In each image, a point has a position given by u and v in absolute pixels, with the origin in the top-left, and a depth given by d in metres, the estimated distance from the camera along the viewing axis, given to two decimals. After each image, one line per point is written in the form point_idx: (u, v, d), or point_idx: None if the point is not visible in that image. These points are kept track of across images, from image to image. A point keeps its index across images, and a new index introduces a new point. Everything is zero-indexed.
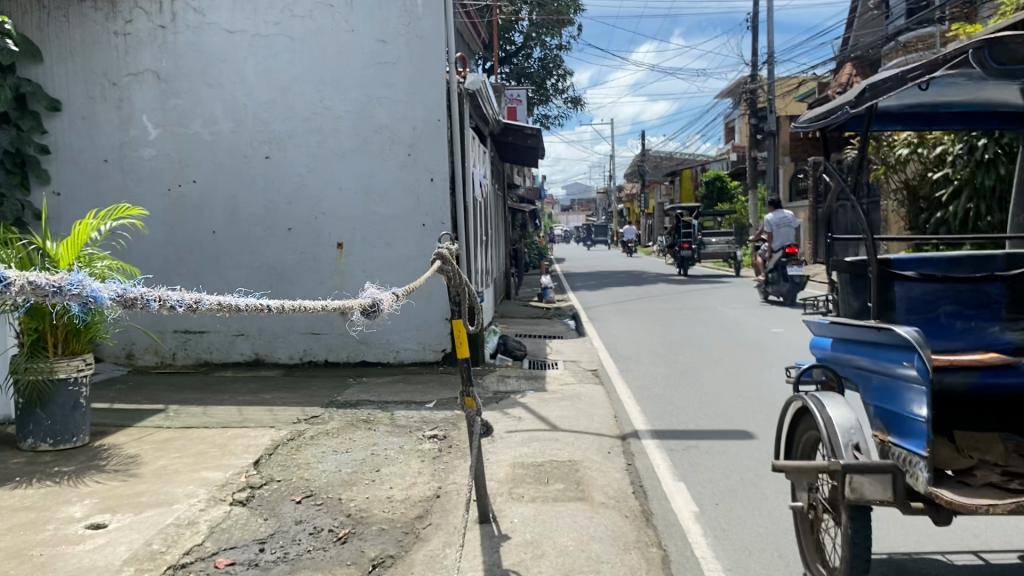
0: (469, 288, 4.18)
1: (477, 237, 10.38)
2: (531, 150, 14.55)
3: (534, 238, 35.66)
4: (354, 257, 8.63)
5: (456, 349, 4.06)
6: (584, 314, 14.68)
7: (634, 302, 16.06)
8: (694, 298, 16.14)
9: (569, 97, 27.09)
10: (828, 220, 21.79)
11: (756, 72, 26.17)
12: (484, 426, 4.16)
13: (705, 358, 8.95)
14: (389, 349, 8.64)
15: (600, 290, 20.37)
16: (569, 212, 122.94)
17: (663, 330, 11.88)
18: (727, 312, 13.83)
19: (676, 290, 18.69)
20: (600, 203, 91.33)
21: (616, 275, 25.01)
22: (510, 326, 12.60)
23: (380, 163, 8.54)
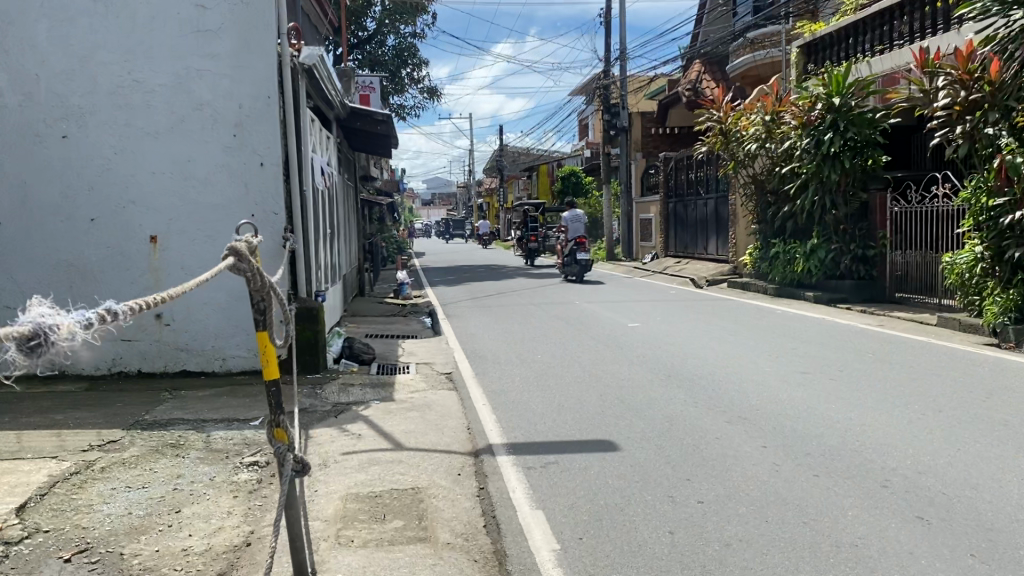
0: (277, 295, 3.44)
1: (318, 230, 9.49)
2: (381, 138, 13.65)
3: (390, 233, 34.60)
4: (171, 252, 7.56)
5: (262, 371, 3.29)
6: (440, 311, 13.94)
7: (491, 298, 15.47)
8: (552, 293, 15.74)
9: (424, 87, 26.19)
10: (680, 214, 21.93)
11: (610, 66, 26.16)
12: (300, 462, 3.43)
13: (564, 358, 8.43)
14: (213, 355, 7.66)
15: (457, 286, 19.71)
16: (428, 206, 121.92)
17: (520, 327, 11.33)
18: (585, 308, 13.48)
19: (535, 285, 18.29)
20: (458, 198, 90.88)
21: (473, 270, 24.43)
22: (359, 326, 11.70)
23: (201, 146, 7.54)
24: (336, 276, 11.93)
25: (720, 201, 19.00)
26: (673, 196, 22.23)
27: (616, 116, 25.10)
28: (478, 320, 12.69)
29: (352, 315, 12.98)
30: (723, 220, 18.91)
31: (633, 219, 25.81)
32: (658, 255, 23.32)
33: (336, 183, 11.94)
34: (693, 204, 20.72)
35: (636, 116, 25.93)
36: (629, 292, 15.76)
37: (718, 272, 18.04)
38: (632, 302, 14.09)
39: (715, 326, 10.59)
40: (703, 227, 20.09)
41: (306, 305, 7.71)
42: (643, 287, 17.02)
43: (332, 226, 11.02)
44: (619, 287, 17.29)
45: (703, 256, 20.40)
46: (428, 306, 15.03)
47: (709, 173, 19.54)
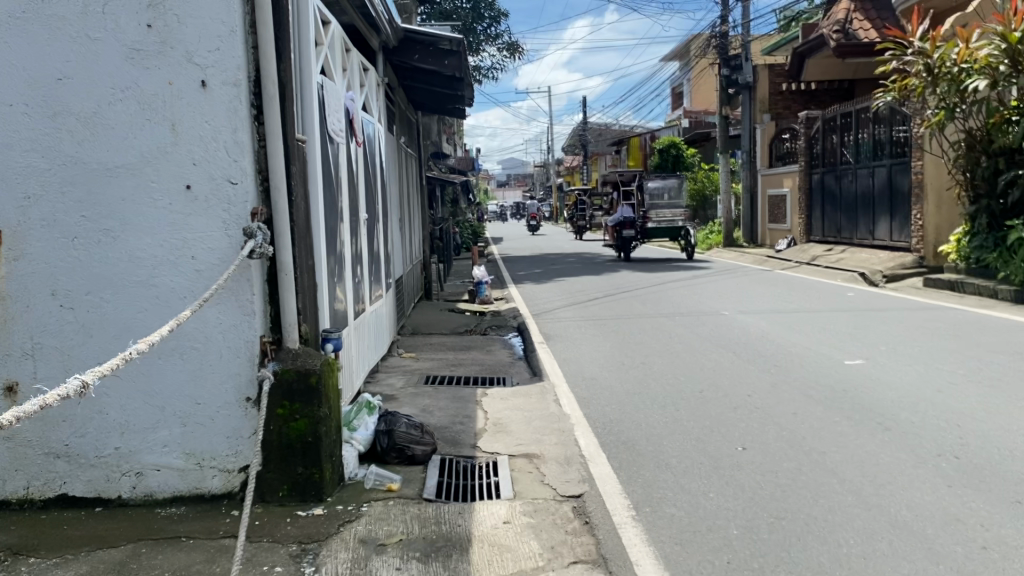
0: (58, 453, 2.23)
1: (346, 211, 5.69)
2: (450, 83, 9.81)
3: (466, 216, 30.98)
4: (28, 263, 3.79)
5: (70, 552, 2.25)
6: (535, 323, 10.02)
7: (601, 303, 11.46)
8: (683, 296, 11.69)
9: (505, 45, 22.19)
10: (826, 187, 17.52)
11: (728, 12, 21.70)
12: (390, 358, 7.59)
13: (794, 462, 4.42)
14: (123, 464, 3.89)
15: (548, 281, 15.78)
16: (506, 189, 118.65)
17: (662, 359, 7.32)
18: (742, 325, 9.41)
19: (650, 283, 14.25)
20: (537, 179, 87.05)
21: (566, 261, 20.52)
22: (424, 360, 7.87)
23: (81, 45, 3.73)
24: (388, 279, 8.16)
25: (895, 167, 14.63)
26: (819, 167, 17.83)
27: (739, 71, 21.05)
28: (592, 341, 8.72)
29: (416, 338, 9.17)
30: (899, 193, 14.59)
31: (758, 197, 21.49)
32: (794, 241, 18.99)
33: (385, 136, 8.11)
34: (850, 174, 16.31)
35: (759, 71, 21.44)
36: (790, 296, 11.55)
37: (898, 267, 13.76)
38: (808, 313, 9.90)
39: (998, 369, 6.42)
40: (867, 204, 15.78)
41: (300, 366, 3.90)
42: (804, 286, 12.75)
43: (376, 205, 7.19)
44: (767, 286, 13.08)
45: (863, 243, 15.96)
46: (516, 314, 11.11)
47: (881, 133, 15.11)
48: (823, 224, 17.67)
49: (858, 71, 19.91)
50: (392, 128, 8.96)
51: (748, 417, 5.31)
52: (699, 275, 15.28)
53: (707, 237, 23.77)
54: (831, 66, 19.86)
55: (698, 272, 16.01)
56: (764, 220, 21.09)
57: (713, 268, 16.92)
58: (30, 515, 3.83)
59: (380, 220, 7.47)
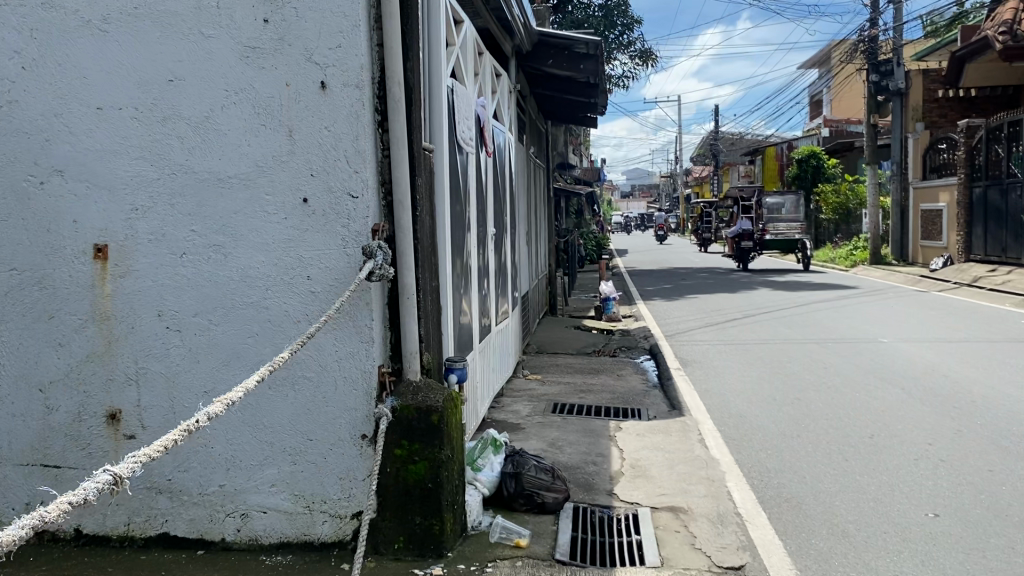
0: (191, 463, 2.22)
1: (475, 225, 5.26)
2: (584, 89, 9.29)
3: (592, 228, 30.46)
4: (135, 280, 3.50)
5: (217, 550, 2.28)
6: (669, 346, 9.33)
7: (741, 324, 10.64)
8: (831, 320, 10.74)
9: (636, 52, 21.55)
10: (990, 201, 15.99)
11: (879, 14, 20.30)
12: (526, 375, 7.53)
13: (1006, 539, 3.60)
14: (228, 503, 3.55)
15: (679, 299, 15.04)
16: (630, 200, 117.29)
17: (818, 394, 6.51)
18: (905, 355, 8.44)
19: (792, 303, 13.28)
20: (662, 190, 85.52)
21: (697, 276, 19.63)
22: (551, 385, 7.34)
23: (195, 43, 3.42)
24: (515, 297, 7.71)
25: None
26: (982, 179, 16.29)
27: (889, 76, 19.63)
28: (734, 368, 7.96)
29: (542, 358, 8.67)
30: None
31: (909, 211, 19.97)
32: (950, 259, 17.44)
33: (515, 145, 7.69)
34: (1020, 187, 14.79)
35: (913, 76, 19.95)
36: (955, 322, 10.40)
37: None
38: (982, 343, 8.80)
39: None
40: None
41: (419, 402, 3.44)
42: (971, 311, 11.51)
43: (505, 219, 6.74)
44: (926, 310, 11.90)
45: None
46: (648, 334, 10.44)
47: None
48: (986, 242, 16.12)
49: None
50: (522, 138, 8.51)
51: (937, 474, 4.51)
52: (845, 295, 14.17)
53: (849, 254, 22.32)
54: (995, 70, 18.16)
55: (843, 292, 14.87)
56: (915, 237, 19.56)
57: (859, 288, 15.70)
58: (130, 554, 3.54)
59: (509, 236, 7.03)
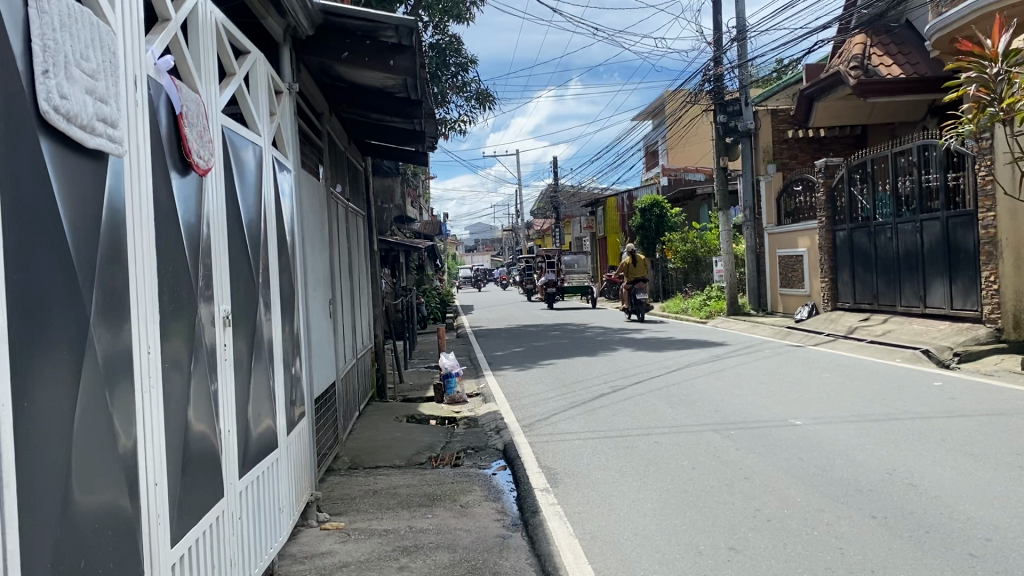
0: None
1: (160, 302, 2.68)
2: (400, 104, 6.98)
3: (432, 284, 28.25)
4: None
5: None
6: (526, 445, 6.89)
7: (614, 404, 8.44)
8: (719, 392, 8.78)
9: (471, 93, 19.50)
10: (854, 244, 14.97)
11: (722, 53, 19.36)
12: (323, 515, 5.18)
13: None
14: None
15: (533, 365, 12.87)
16: (472, 254, 116.69)
17: (766, 540, 4.31)
18: (830, 442, 6.49)
19: (663, 367, 11.35)
20: (505, 243, 84.82)
21: (549, 336, 17.57)
22: (356, 541, 4.75)
23: None
24: (309, 398, 5.13)
25: (953, 220, 11.99)
26: (846, 222, 15.19)
27: (736, 117, 18.55)
28: (622, 480, 5.66)
29: (352, 483, 6.02)
30: (960, 252, 11.88)
31: (765, 256, 18.80)
32: (815, 308, 16.33)
33: (298, 173, 5.17)
34: (887, 231, 13.82)
35: (761, 116, 18.98)
36: (857, 388, 8.75)
37: (971, 342, 10.96)
38: (911, 422, 7.02)
39: None
40: (910, 265, 13.19)
41: None
42: (864, 372, 9.95)
43: (272, 286, 4.20)
44: (817, 371, 10.21)
45: (911, 311, 13.26)
46: (498, 425, 7.94)
47: (932, 180, 12.50)
48: (854, 288, 15.00)
49: (873, 115, 17.53)
50: (312, 165, 6.02)
51: None
52: (718, 354, 12.46)
53: (705, 302, 21.12)
54: (843, 109, 17.43)
55: (713, 349, 13.18)
56: (772, 285, 18.49)
57: (728, 343, 14.14)
58: None
59: (285, 311, 4.48)
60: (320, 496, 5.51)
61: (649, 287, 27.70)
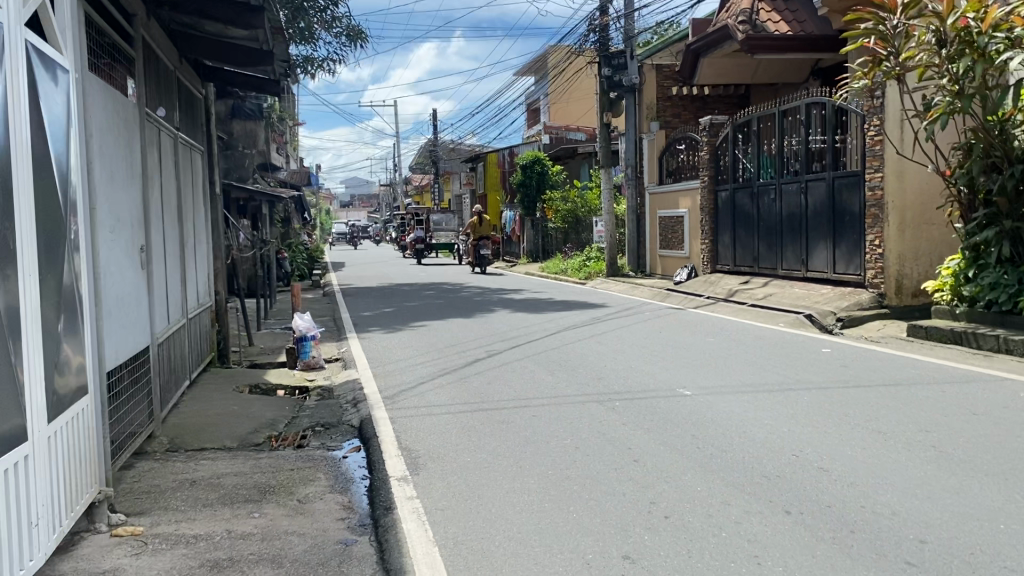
0: None
1: None
2: (239, 9, 5.82)
3: (300, 238, 26.62)
4: None
5: None
6: (386, 421, 5.92)
7: (487, 371, 7.56)
8: (602, 359, 8.03)
9: (342, 31, 17.92)
10: (735, 205, 14.61)
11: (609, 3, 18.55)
12: (120, 517, 4.03)
13: None
14: None
15: (401, 326, 11.85)
16: (348, 210, 113.57)
17: (665, 545, 3.53)
18: (726, 415, 5.81)
19: (541, 329, 10.56)
20: (381, 200, 82.63)
21: (421, 295, 16.56)
22: (156, 552, 3.66)
23: None
24: (98, 372, 3.93)
25: (839, 181, 11.71)
26: (729, 182, 14.82)
27: (621, 70, 17.83)
28: (494, 463, 4.78)
29: (166, 472, 4.91)
30: (844, 214, 11.63)
31: (645, 216, 18.36)
32: (695, 270, 16.01)
33: (87, 76, 3.90)
34: (769, 191, 13.53)
35: (646, 71, 18.39)
36: (748, 355, 8.21)
37: (855, 307, 10.62)
38: (808, 393, 6.46)
39: None
40: (792, 227, 12.91)
41: None
42: (751, 337, 9.45)
43: (20, 222, 2.97)
44: (701, 336, 9.66)
45: (791, 275, 13.02)
46: (355, 397, 6.93)
47: (820, 140, 12.20)
48: (734, 250, 14.68)
49: (757, 74, 17.24)
50: (114, 74, 4.73)
51: None
52: (598, 317, 11.79)
53: (584, 262, 20.60)
54: (728, 67, 17.06)
55: (594, 311, 12.51)
56: (651, 246, 18.10)
57: (609, 304, 13.52)
58: None
59: (48, 253, 3.27)
60: (117, 494, 4.35)
61: (527, 246, 27.07)
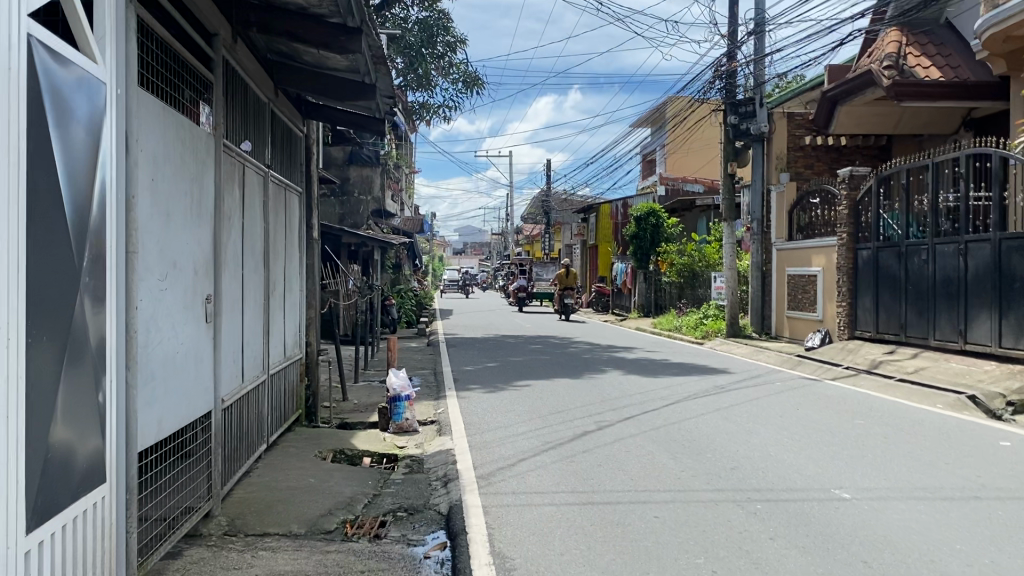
0: None
1: None
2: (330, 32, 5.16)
3: (410, 284, 26.39)
4: None
5: None
6: (479, 512, 4.98)
7: (599, 451, 6.52)
8: (733, 443, 6.89)
9: (459, 77, 17.35)
10: (878, 264, 13.17)
11: (738, 48, 17.46)
12: None
13: None
14: None
15: (505, 385, 10.98)
16: (460, 256, 114.94)
17: None
18: (899, 532, 4.61)
19: (658, 398, 9.46)
20: (492, 246, 83.04)
21: (527, 349, 15.71)
22: None
23: None
24: (120, 457, 3.14)
25: (1008, 243, 10.19)
26: (871, 240, 13.41)
27: (749, 118, 16.68)
28: None
29: (215, 567, 4.09)
30: (1014, 281, 10.09)
31: (772, 274, 17.02)
32: (829, 336, 14.57)
33: (131, 94, 3.19)
34: (919, 251, 12.09)
35: (776, 120, 17.16)
36: (910, 446, 6.90)
37: None
38: (1004, 505, 5.15)
39: None
40: (947, 292, 11.42)
41: None
42: (909, 421, 8.09)
43: None
44: (847, 417, 8.33)
45: (946, 346, 11.47)
46: (446, 474, 6.03)
47: (985, 196, 10.72)
48: (877, 315, 13.20)
49: (901, 123, 15.80)
50: (179, 97, 4.06)
51: None
52: (722, 385, 10.60)
53: (703, 319, 19.36)
54: (868, 115, 15.70)
55: (717, 377, 11.31)
56: (779, 306, 16.74)
57: (733, 370, 12.29)
58: None
59: (41, 311, 2.48)
60: None
61: (639, 300, 25.96)
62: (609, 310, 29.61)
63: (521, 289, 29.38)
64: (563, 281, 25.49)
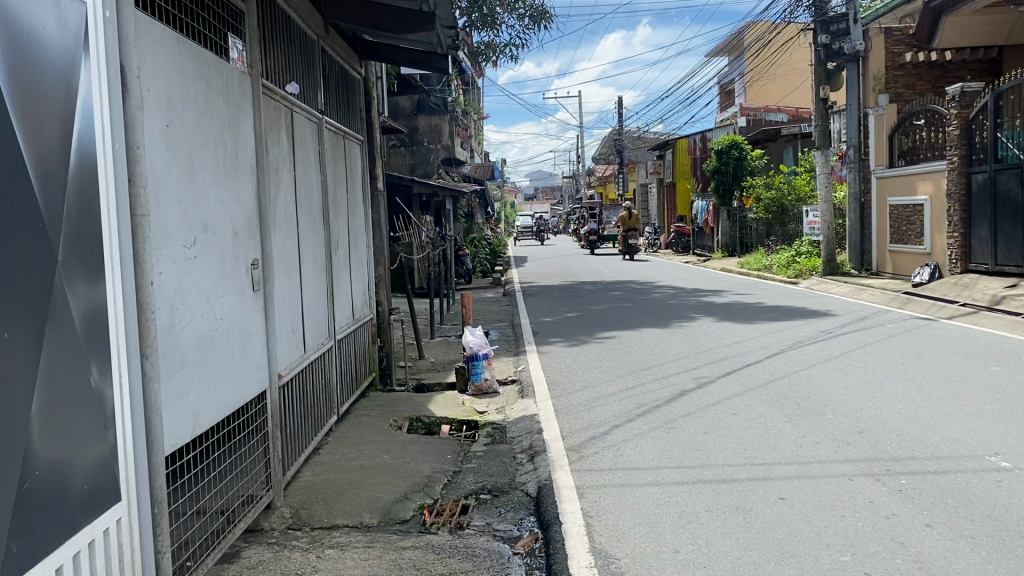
0: None
1: None
2: None
3: (484, 233, 25.86)
4: None
5: None
6: (573, 495, 4.34)
7: (703, 414, 5.80)
8: (854, 400, 6.08)
9: (526, 12, 16.42)
10: (995, 189, 11.91)
11: None
12: None
13: None
14: None
15: (589, 337, 10.31)
16: (533, 201, 113.94)
17: None
18: None
19: (759, 347, 8.65)
20: (566, 190, 81.74)
21: (609, 297, 14.99)
22: None
23: None
24: (138, 466, 2.57)
25: None
26: (987, 162, 12.12)
27: (842, 37, 15.29)
28: None
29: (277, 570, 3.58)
30: None
31: (870, 205, 15.78)
32: (939, 270, 13.39)
33: (123, 14, 2.56)
34: None
35: (872, 35, 15.59)
36: None
37: None
38: None
39: None
40: None
41: None
42: None
43: None
44: (980, 363, 7.39)
45: None
46: (532, 446, 5.41)
47: None
48: (995, 245, 11.98)
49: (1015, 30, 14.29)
50: (199, 24, 3.42)
51: None
52: (827, 329, 9.70)
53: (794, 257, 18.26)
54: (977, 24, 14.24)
55: (821, 321, 10.40)
56: (879, 240, 15.54)
57: (835, 312, 11.33)
58: None
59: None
60: None
61: (723, 239, 24.84)
62: (690, 251, 28.55)
63: (594, 231, 28.93)
64: (625, 221, 25.40)
